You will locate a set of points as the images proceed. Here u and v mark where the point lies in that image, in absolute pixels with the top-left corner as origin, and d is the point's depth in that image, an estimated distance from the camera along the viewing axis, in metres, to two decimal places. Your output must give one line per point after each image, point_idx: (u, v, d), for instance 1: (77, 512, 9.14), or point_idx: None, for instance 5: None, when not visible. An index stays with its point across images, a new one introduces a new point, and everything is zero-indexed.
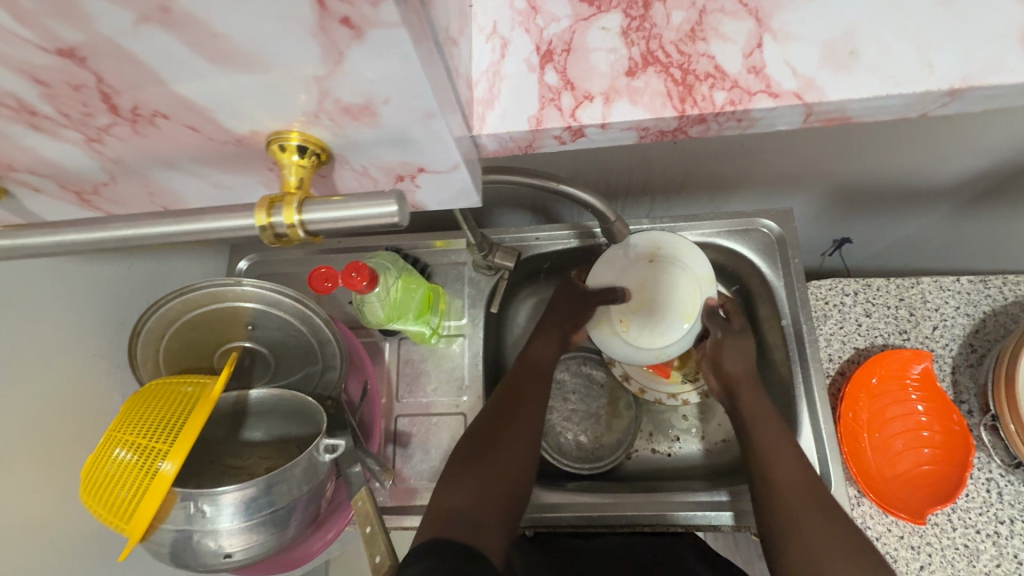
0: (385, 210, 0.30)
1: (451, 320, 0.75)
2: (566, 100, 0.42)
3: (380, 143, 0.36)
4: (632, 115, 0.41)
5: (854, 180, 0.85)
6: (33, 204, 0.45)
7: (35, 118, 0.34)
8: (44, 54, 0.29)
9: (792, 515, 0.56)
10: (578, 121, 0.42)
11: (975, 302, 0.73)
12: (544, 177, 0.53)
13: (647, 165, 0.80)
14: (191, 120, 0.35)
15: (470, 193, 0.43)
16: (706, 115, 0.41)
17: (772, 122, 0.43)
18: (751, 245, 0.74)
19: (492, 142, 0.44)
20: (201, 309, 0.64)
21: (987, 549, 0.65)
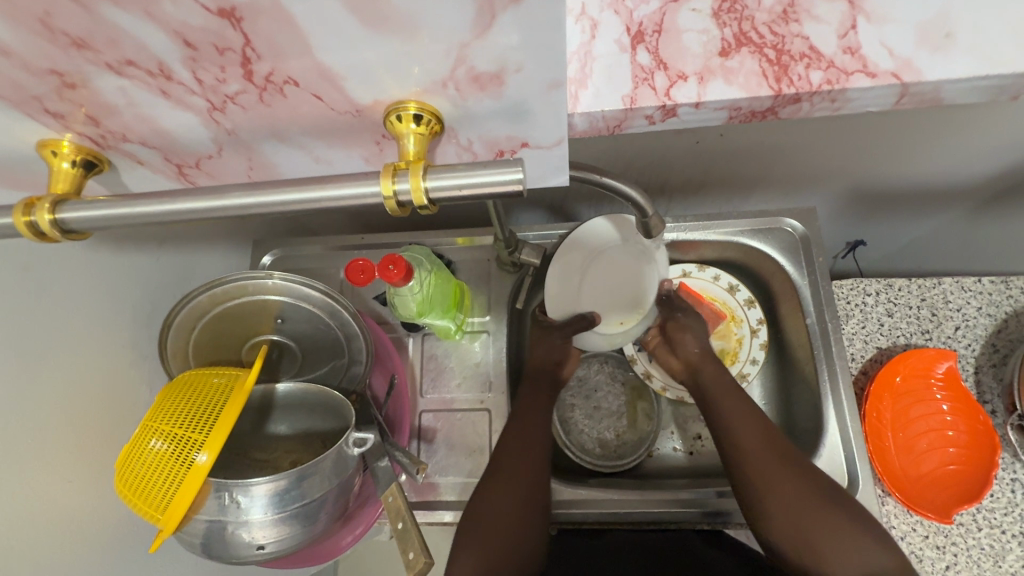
0: (511, 176, 0.31)
1: (474, 316, 0.75)
2: (660, 79, 0.43)
3: (497, 115, 0.37)
4: (729, 93, 0.42)
5: (876, 180, 0.85)
6: (131, 177, 0.46)
7: (168, 83, 0.35)
8: (203, 14, 0.29)
9: (786, 508, 0.57)
10: (673, 100, 0.42)
11: (997, 303, 0.74)
12: (585, 169, 0.53)
13: (669, 163, 0.81)
14: (319, 88, 0.35)
15: (564, 171, 0.44)
16: (803, 93, 0.41)
17: (863, 103, 0.43)
18: (775, 244, 0.74)
19: (583, 122, 0.44)
20: (231, 301, 0.64)
21: (1013, 549, 0.65)
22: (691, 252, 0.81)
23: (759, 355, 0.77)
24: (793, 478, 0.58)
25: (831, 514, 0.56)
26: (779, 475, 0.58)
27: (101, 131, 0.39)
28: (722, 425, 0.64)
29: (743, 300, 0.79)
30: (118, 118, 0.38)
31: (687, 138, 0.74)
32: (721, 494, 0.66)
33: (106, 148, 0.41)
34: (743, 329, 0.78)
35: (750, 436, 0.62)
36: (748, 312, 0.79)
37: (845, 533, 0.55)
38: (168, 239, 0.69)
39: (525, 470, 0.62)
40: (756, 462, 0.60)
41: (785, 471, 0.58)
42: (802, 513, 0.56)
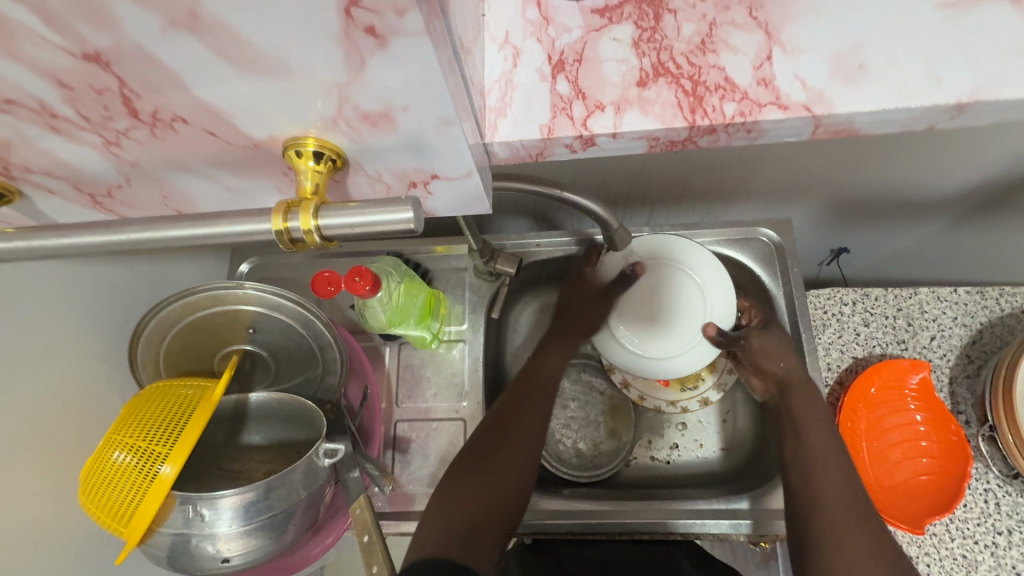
0: (400, 216, 0.31)
1: (451, 325, 0.75)
2: (577, 108, 0.43)
3: (397, 149, 0.37)
4: (643, 124, 0.42)
5: (854, 191, 0.86)
6: (48, 207, 0.45)
7: (56, 121, 0.34)
8: (69, 58, 0.29)
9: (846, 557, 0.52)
10: (589, 130, 0.42)
11: (972, 313, 0.74)
12: (550, 187, 0.53)
13: (648, 173, 0.81)
14: (211, 125, 0.35)
15: (481, 199, 0.43)
16: (716, 124, 0.41)
17: (780, 134, 0.43)
18: (751, 254, 0.74)
19: (503, 150, 0.44)
20: (201, 312, 0.63)
21: (985, 560, 0.65)
22: None
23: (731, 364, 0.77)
24: (862, 522, 0.55)
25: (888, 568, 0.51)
26: (848, 510, 0.56)
27: (5, 164, 0.39)
28: (808, 461, 0.61)
29: None
30: (17, 153, 0.38)
31: (664, 148, 0.74)
32: (698, 505, 0.66)
33: (15, 180, 0.41)
34: None
35: (832, 476, 0.59)
36: None
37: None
38: (141, 249, 0.68)
39: (509, 466, 0.62)
40: (829, 496, 0.58)
41: (862, 518, 0.55)
42: (860, 555, 0.52)
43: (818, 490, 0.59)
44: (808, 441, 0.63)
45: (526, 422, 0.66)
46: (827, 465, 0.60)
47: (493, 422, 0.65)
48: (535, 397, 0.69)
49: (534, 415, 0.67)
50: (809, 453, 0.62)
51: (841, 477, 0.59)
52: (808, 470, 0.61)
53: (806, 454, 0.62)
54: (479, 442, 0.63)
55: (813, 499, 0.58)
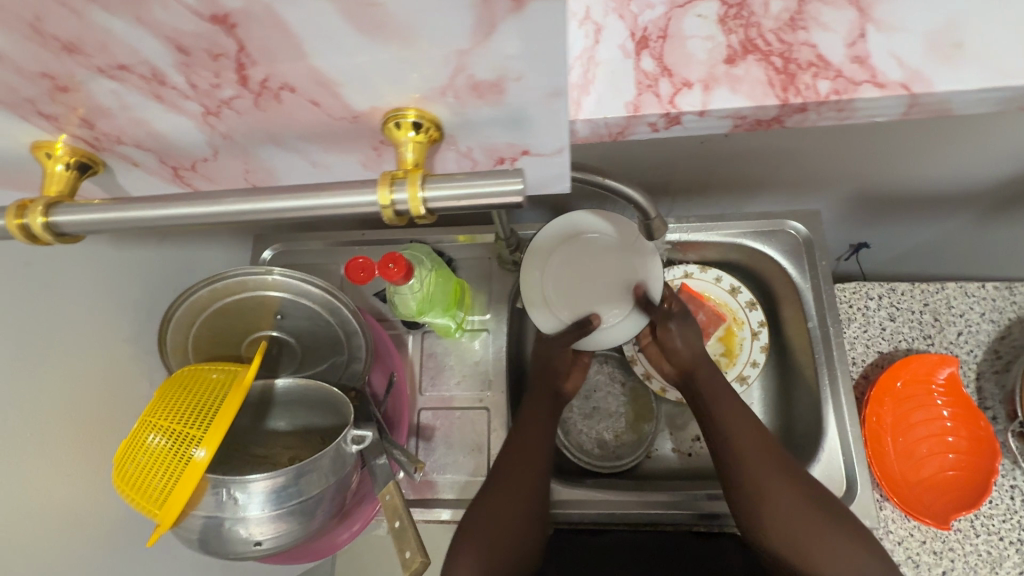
0: (509, 186, 0.31)
1: (474, 315, 0.75)
2: (664, 86, 0.42)
3: (496, 122, 0.37)
4: (734, 102, 0.41)
5: (881, 184, 0.85)
6: (127, 178, 0.45)
7: (163, 88, 0.34)
8: (197, 20, 0.29)
9: (774, 518, 0.59)
10: (676, 108, 0.41)
11: (1000, 308, 0.73)
12: (589, 172, 0.53)
13: (672, 163, 0.80)
14: (318, 95, 0.35)
15: (564, 177, 0.44)
16: (811, 103, 0.41)
17: (872, 112, 0.43)
18: (778, 247, 0.74)
19: (585, 128, 0.44)
20: (231, 298, 0.64)
21: (1011, 556, 0.64)
22: (692, 252, 0.80)
23: (759, 357, 0.76)
24: (790, 486, 0.60)
25: (827, 529, 0.57)
26: (777, 478, 0.60)
27: (95, 133, 0.39)
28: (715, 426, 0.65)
29: (744, 302, 0.78)
30: (112, 121, 0.38)
31: (691, 138, 0.74)
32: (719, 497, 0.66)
33: (101, 150, 0.41)
34: (744, 332, 0.78)
35: (741, 438, 0.63)
36: (749, 314, 0.78)
37: (845, 541, 0.56)
38: (167, 235, 0.68)
39: (532, 471, 0.63)
40: (753, 469, 0.61)
41: (778, 474, 0.60)
42: (801, 521, 0.58)
43: (747, 469, 0.61)
44: (719, 412, 0.65)
45: (541, 429, 0.67)
46: (745, 440, 0.63)
47: (513, 436, 0.66)
48: (542, 405, 0.69)
49: (542, 423, 0.68)
50: (716, 417, 0.65)
51: (759, 444, 0.62)
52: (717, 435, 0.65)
53: (712, 417, 0.65)
54: (501, 459, 0.64)
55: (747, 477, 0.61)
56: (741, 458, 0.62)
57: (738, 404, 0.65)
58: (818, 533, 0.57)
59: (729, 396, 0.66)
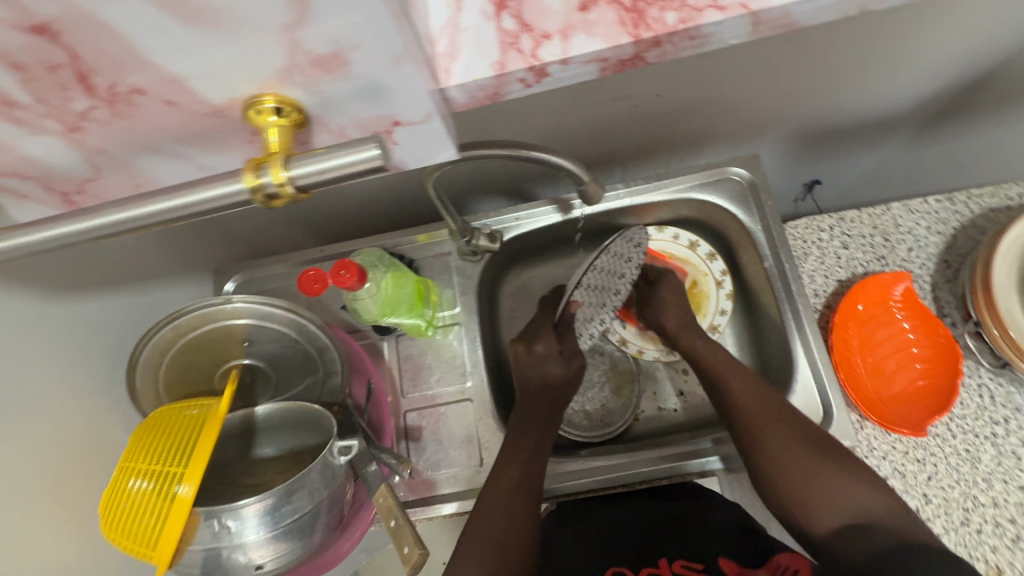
0: (368, 154, 0.32)
1: (443, 311, 0.75)
2: (526, 41, 0.43)
3: (355, 95, 0.37)
4: (592, 45, 0.42)
5: (818, 120, 0.88)
6: (18, 212, 0.45)
7: (16, 110, 0.35)
8: (20, 34, 0.29)
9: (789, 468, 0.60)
10: (539, 60, 0.43)
11: (944, 220, 0.76)
12: (512, 146, 0.51)
13: (614, 132, 0.82)
14: (171, 94, 0.35)
15: (447, 146, 0.42)
16: (661, 35, 0.42)
17: (723, 37, 0.44)
18: (723, 195, 0.76)
19: (461, 94, 0.44)
20: (195, 332, 0.63)
21: (987, 451, 0.68)
22: (647, 215, 0.82)
23: (726, 304, 0.79)
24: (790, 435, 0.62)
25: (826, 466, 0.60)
26: (781, 431, 0.62)
27: None
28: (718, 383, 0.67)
29: (705, 255, 0.80)
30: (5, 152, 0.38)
31: (626, 104, 0.75)
32: (701, 444, 0.68)
33: None
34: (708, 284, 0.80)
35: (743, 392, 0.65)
36: (710, 265, 0.80)
37: (853, 482, 0.58)
38: (122, 281, 0.68)
39: (519, 474, 0.64)
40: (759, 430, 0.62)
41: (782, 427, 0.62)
42: (806, 465, 0.60)
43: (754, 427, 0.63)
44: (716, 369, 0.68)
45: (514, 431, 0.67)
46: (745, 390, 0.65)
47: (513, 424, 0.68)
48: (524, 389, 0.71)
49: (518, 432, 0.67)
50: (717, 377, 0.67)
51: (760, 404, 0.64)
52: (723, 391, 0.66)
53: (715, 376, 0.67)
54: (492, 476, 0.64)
55: (749, 437, 0.63)
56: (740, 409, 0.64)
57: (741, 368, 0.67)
58: (824, 476, 0.59)
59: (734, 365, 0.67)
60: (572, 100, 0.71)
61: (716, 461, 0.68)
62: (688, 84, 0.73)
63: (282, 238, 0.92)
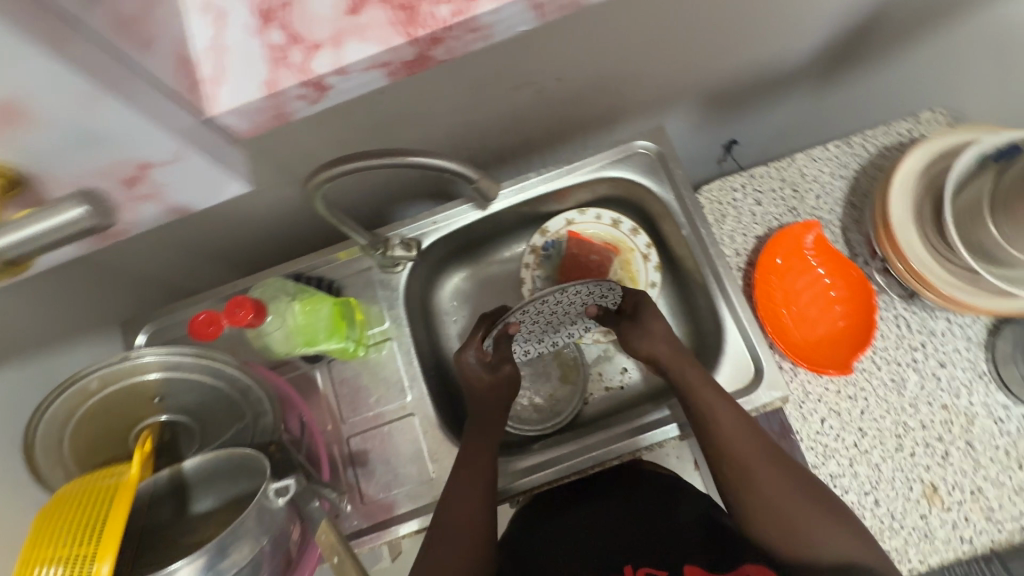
0: (68, 214, 0.39)
1: (373, 328, 0.73)
2: (297, 55, 0.49)
3: (68, 147, 0.40)
4: (366, 51, 0.48)
5: (718, 84, 0.90)
6: None
7: None
8: None
9: (773, 514, 0.59)
10: (313, 73, 0.48)
11: (845, 164, 0.79)
12: (389, 154, 0.47)
13: (521, 120, 0.82)
14: None
15: (221, 178, 0.51)
16: (436, 31, 0.48)
17: (508, 25, 0.50)
18: (635, 169, 0.76)
19: (240, 120, 0.51)
20: (97, 398, 0.58)
21: (911, 376, 0.72)
22: (567, 199, 0.82)
23: (655, 277, 0.80)
24: (776, 478, 0.60)
25: (812, 510, 0.58)
26: (767, 474, 0.60)
27: None
28: (704, 422, 0.62)
29: (628, 230, 0.81)
30: None
31: (527, 91, 0.75)
32: (660, 412, 0.69)
33: None
34: (635, 259, 0.81)
35: (732, 432, 0.61)
36: (635, 240, 0.81)
37: (832, 526, 0.57)
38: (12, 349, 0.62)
39: (477, 477, 0.62)
40: (745, 472, 0.60)
41: (769, 470, 0.60)
42: (791, 510, 0.58)
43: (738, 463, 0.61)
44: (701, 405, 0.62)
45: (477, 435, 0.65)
46: (732, 430, 0.61)
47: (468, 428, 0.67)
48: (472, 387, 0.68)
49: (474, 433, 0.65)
50: (702, 415, 0.62)
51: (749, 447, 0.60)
52: (709, 431, 0.61)
53: (699, 415, 0.62)
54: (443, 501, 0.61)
55: (736, 476, 0.61)
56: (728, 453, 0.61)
57: (729, 403, 0.62)
58: (812, 524, 0.57)
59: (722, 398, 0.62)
60: (470, 93, 0.71)
61: (671, 428, 0.68)
62: (583, 64, 0.73)
63: (201, 276, 0.88)
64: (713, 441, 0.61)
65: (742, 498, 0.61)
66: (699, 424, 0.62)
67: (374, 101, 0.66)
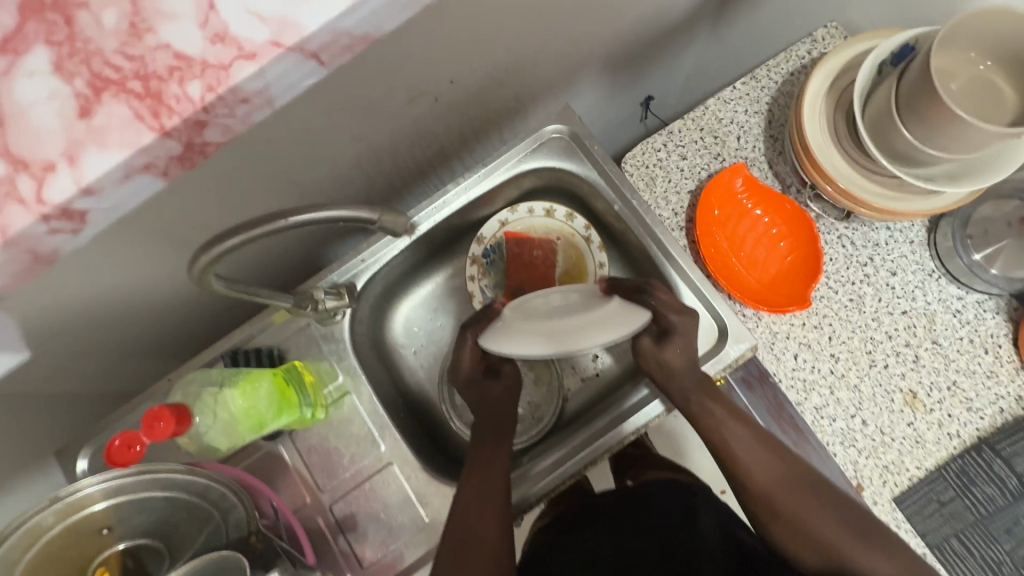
0: None
1: (327, 386, 0.69)
2: (25, 184, 0.31)
3: None
4: (111, 161, 0.32)
5: (614, 47, 0.89)
6: None
7: None
8: None
9: (816, 551, 0.53)
10: (51, 204, 0.32)
11: (756, 99, 0.79)
12: (273, 219, 0.43)
13: (428, 130, 0.78)
14: None
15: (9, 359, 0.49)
16: (194, 117, 0.32)
17: (289, 85, 0.35)
18: (553, 156, 0.74)
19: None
20: (31, 551, 0.52)
21: (868, 292, 0.72)
22: (495, 201, 0.79)
23: (602, 257, 0.77)
24: (812, 510, 0.55)
25: (856, 544, 0.52)
26: (801, 505, 0.55)
27: None
28: (725, 451, 0.60)
29: (564, 217, 0.78)
30: None
31: (424, 101, 0.72)
32: (639, 392, 0.69)
33: None
34: (578, 244, 0.79)
35: (755, 458, 0.59)
36: (572, 225, 0.78)
37: (880, 560, 0.51)
38: None
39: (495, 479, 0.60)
40: (778, 505, 0.56)
41: (803, 500, 0.56)
42: (834, 547, 0.53)
43: (768, 496, 0.57)
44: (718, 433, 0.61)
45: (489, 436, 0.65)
46: (755, 456, 0.59)
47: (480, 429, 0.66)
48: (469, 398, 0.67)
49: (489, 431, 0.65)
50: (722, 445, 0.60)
51: (776, 475, 0.58)
52: (732, 460, 0.60)
53: (720, 446, 0.61)
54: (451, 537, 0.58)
55: (769, 510, 0.57)
56: (756, 485, 0.58)
57: (745, 427, 0.61)
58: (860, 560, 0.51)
59: (735, 421, 0.61)
60: (365, 117, 0.68)
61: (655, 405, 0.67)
62: (474, 60, 0.70)
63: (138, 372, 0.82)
64: (738, 471, 0.59)
65: (780, 536, 0.56)
66: (721, 454, 0.61)
67: (263, 150, 0.61)
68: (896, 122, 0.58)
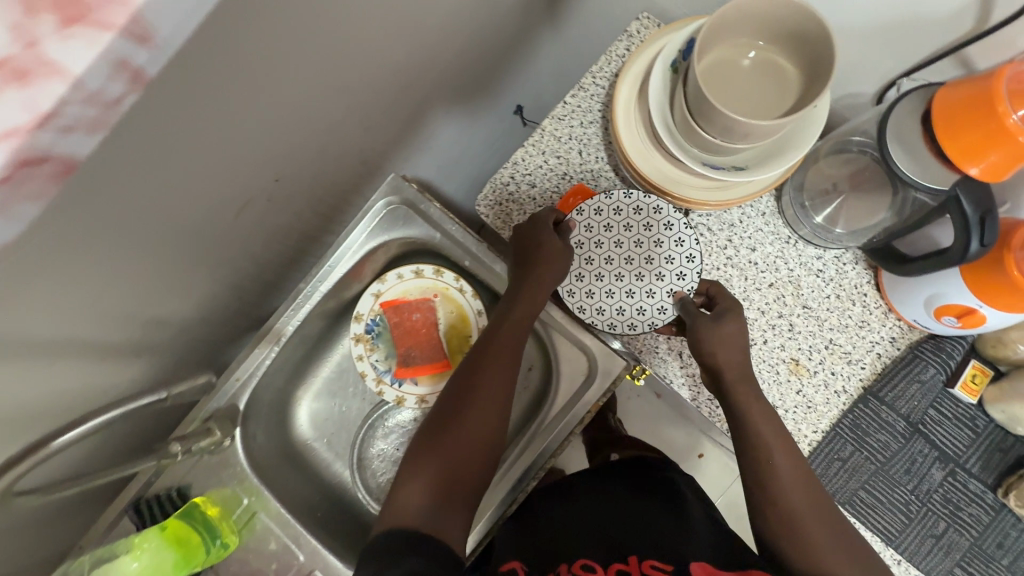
0: None
1: (235, 510, 0.69)
2: None
3: None
4: None
5: (447, 84, 0.87)
6: None
7: None
8: None
9: (799, 534, 0.56)
10: None
11: (588, 109, 0.78)
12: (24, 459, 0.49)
13: (277, 226, 0.77)
14: None
15: None
16: None
17: None
18: (396, 224, 0.74)
19: None
20: None
21: (734, 275, 0.72)
22: (361, 276, 0.78)
23: (477, 303, 0.78)
24: (808, 501, 0.58)
25: (833, 540, 0.56)
26: (805, 495, 0.59)
27: None
28: (761, 442, 0.61)
29: (431, 274, 0.78)
30: None
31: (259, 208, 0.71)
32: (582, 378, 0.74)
33: None
34: (451, 297, 0.79)
35: (787, 458, 0.61)
36: (441, 280, 0.78)
37: (841, 559, 0.55)
38: None
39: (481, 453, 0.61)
40: (788, 492, 0.59)
41: (807, 493, 0.59)
42: (818, 539, 0.56)
43: (779, 482, 0.59)
44: (757, 427, 0.62)
45: (492, 371, 0.64)
46: (787, 456, 0.61)
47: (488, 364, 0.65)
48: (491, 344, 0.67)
49: (497, 368, 0.65)
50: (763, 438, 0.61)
51: (796, 470, 0.60)
52: (763, 449, 0.61)
53: (759, 440, 0.61)
54: (457, 396, 0.64)
55: (767, 488, 0.59)
56: (773, 475, 0.60)
57: (785, 439, 0.62)
58: (828, 558, 0.55)
59: (775, 429, 0.62)
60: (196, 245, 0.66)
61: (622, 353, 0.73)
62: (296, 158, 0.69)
63: None
64: (762, 460, 0.60)
65: (767, 511, 0.59)
66: (753, 444, 0.61)
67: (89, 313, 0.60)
68: (692, 120, 0.58)
